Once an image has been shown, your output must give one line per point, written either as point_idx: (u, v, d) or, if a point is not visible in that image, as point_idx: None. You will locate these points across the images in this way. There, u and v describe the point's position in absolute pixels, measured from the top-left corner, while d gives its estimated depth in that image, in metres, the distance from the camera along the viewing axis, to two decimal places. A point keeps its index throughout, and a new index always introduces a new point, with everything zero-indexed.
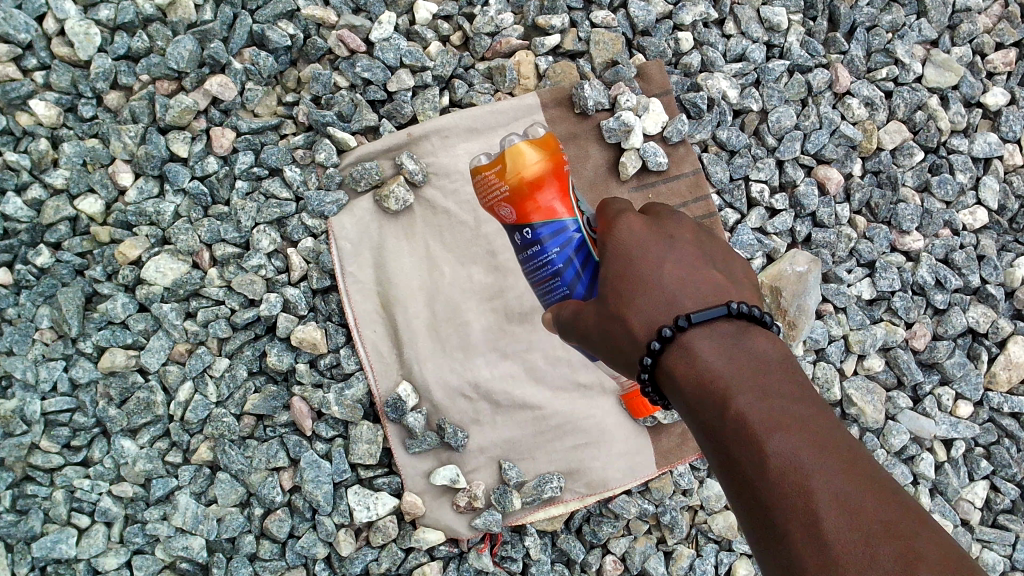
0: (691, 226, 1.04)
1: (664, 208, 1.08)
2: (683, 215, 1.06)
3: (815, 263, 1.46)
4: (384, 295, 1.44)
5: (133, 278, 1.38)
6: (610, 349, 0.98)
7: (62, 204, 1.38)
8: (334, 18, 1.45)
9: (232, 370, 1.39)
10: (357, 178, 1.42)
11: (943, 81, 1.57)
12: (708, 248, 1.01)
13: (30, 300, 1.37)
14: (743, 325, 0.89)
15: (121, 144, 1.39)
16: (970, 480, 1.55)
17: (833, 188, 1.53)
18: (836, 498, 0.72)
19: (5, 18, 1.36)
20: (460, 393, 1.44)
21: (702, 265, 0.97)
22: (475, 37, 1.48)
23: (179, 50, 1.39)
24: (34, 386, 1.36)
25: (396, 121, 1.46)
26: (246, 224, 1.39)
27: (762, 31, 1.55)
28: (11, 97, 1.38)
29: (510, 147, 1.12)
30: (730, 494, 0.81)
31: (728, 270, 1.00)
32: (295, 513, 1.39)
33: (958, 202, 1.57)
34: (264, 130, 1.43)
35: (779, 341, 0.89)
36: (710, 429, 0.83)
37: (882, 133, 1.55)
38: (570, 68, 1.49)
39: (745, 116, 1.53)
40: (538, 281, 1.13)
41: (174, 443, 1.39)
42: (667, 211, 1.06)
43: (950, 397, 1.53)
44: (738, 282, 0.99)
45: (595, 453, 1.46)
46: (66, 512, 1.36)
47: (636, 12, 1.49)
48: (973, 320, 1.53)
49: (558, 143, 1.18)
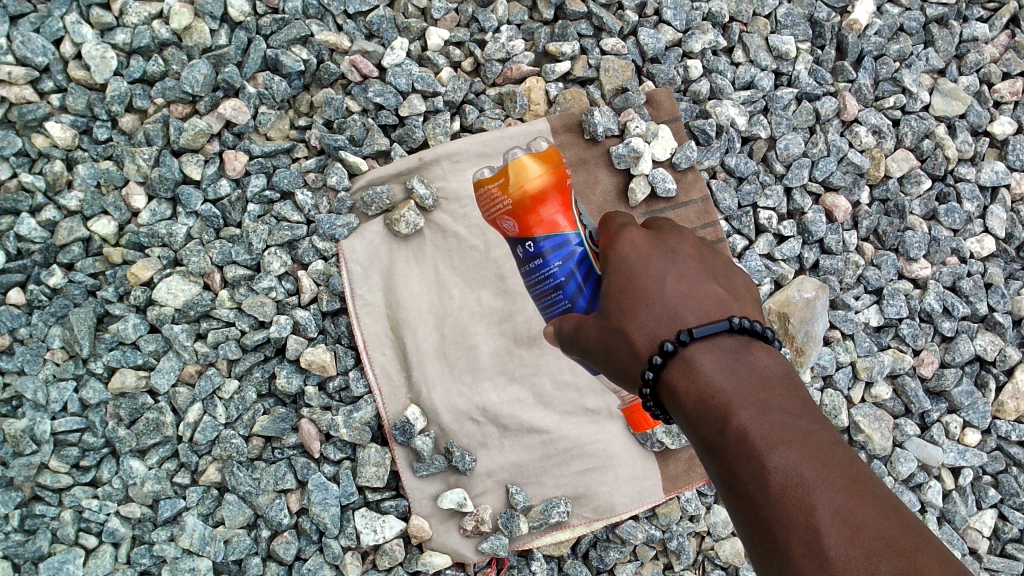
0: (693, 240, 1.04)
1: (667, 224, 1.09)
2: (685, 230, 1.06)
3: (823, 289, 1.47)
4: (393, 318, 1.45)
5: (145, 299, 1.39)
6: (610, 363, 0.99)
7: (75, 225, 1.39)
8: (347, 43, 1.46)
9: (241, 392, 1.40)
10: (368, 202, 1.44)
11: (949, 110, 1.59)
12: (709, 263, 1.02)
13: (42, 320, 1.38)
14: (745, 339, 0.89)
15: (135, 166, 1.40)
16: (978, 509, 1.54)
17: (841, 216, 1.53)
18: (838, 514, 0.73)
19: (23, 41, 1.39)
20: (468, 417, 1.44)
21: (704, 280, 0.97)
22: (486, 63, 1.49)
23: (194, 74, 1.40)
24: (45, 406, 1.37)
25: (407, 145, 1.47)
26: (257, 247, 1.40)
27: (770, 59, 1.56)
28: (28, 119, 1.40)
29: (514, 160, 1.12)
30: (730, 508, 0.82)
31: (729, 284, 1.01)
32: (302, 535, 1.39)
33: (966, 231, 1.57)
34: (277, 154, 1.44)
35: (780, 355, 0.90)
36: (711, 443, 0.83)
37: (890, 160, 1.56)
38: (580, 95, 1.51)
39: (754, 142, 1.54)
40: (539, 295, 1.14)
41: (183, 465, 1.39)
42: (669, 226, 1.07)
43: (958, 425, 1.53)
44: (740, 297, 0.99)
45: (602, 478, 1.46)
46: (74, 532, 1.36)
47: (645, 40, 1.51)
48: (981, 348, 1.54)
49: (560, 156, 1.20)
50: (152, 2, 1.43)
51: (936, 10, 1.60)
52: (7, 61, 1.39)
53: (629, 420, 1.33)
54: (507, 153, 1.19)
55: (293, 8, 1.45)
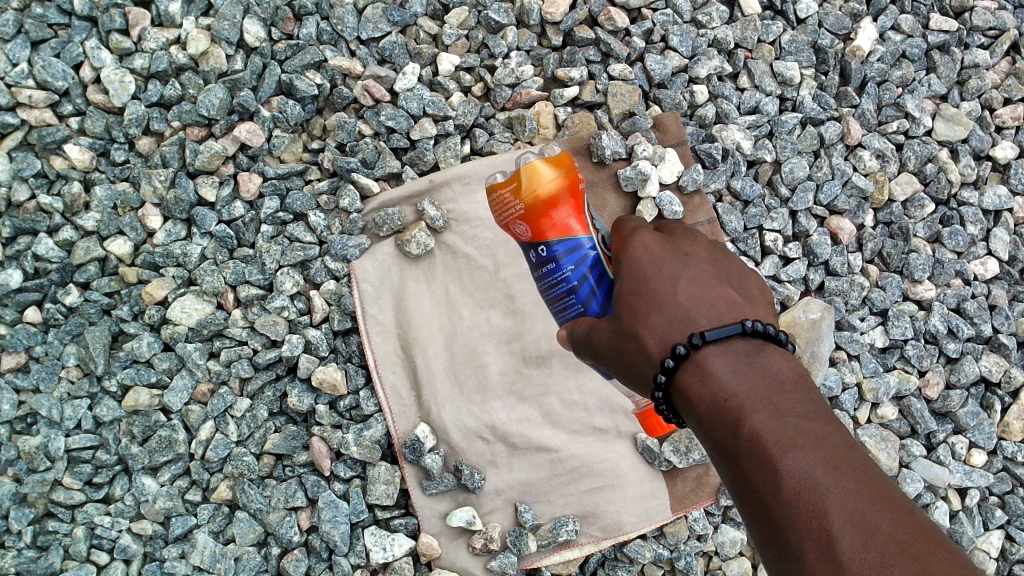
0: (705, 243, 1.06)
1: (679, 226, 1.10)
2: (698, 233, 1.08)
3: (829, 311, 1.49)
4: (404, 337, 1.47)
5: (159, 317, 1.41)
6: (623, 367, 1.00)
7: (93, 245, 1.42)
8: (359, 69, 1.49)
9: (253, 410, 1.41)
10: (379, 223, 1.46)
11: (952, 134, 1.61)
12: (722, 266, 1.03)
13: (58, 338, 1.41)
14: (758, 342, 0.91)
15: (151, 187, 1.43)
16: (985, 530, 1.54)
17: (845, 238, 1.56)
18: (852, 518, 0.75)
19: (44, 66, 1.42)
20: (477, 436, 1.45)
21: (717, 283, 0.99)
22: (495, 88, 1.52)
23: (210, 98, 1.43)
24: (59, 423, 1.39)
25: (418, 168, 1.50)
26: (270, 267, 1.42)
27: (775, 85, 1.59)
28: (47, 141, 1.43)
29: (526, 165, 1.15)
30: (744, 511, 0.84)
31: (743, 288, 1.02)
32: (312, 553, 1.40)
33: (970, 253, 1.59)
34: (291, 176, 1.46)
35: (793, 358, 0.91)
36: (724, 446, 0.85)
37: (894, 184, 1.58)
38: (588, 119, 1.53)
39: (759, 166, 1.57)
40: (553, 299, 1.15)
41: (194, 482, 1.40)
42: (681, 229, 1.08)
43: (964, 446, 1.54)
44: (753, 300, 1.01)
45: (610, 496, 1.46)
46: (86, 549, 1.38)
47: (652, 65, 1.54)
48: (985, 369, 1.55)
49: (573, 162, 1.22)
50: (170, 28, 1.46)
51: (938, 38, 1.63)
52: (28, 85, 1.42)
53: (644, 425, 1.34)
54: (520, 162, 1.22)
55: (308, 34, 1.48)
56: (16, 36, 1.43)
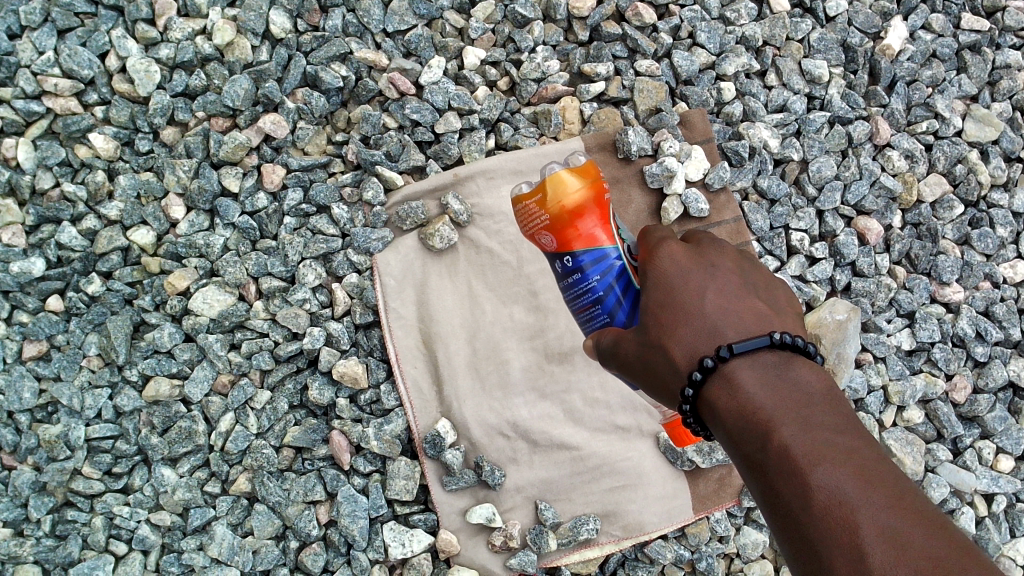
0: (733, 253, 1.04)
1: (705, 235, 1.09)
2: (726, 243, 1.06)
3: (855, 311, 1.45)
4: (426, 331, 1.46)
5: (181, 308, 1.41)
6: (649, 378, 0.99)
7: (115, 234, 1.41)
8: (385, 61, 1.48)
9: (273, 403, 1.40)
10: (403, 216, 1.44)
11: (982, 136, 1.59)
12: (749, 277, 1.01)
13: (79, 327, 1.40)
14: (786, 355, 0.89)
15: (175, 177, 1.43)
16: (1011, 536, 1.53)
17: (872, 239, 1.54)
18: (883, 533, 0.73)
19: (70, 55, 1.42)
20: (499, 432, 1.44)
21: (745, 294, 0.98)
22: (521, 82, 1.51)
23: (236, 88, 1.43)
24: (79, 413, 1.39)
25: (442, 162, 1.49)
26: (293, 259, 1.42)
27: (804, 83, 1.57)
28: (72, 130, 1.43)
29: (551, 176, 1.14)
30: (774, 525, 0.82)
31: (771, 299, 1.01)
32: (330, 547, 1.39)
33: (998, 255, 1.58)
34: (314, 167, 1.46)
35: (823, 370, 0.89)
36: (753, 460, 0.83)
37: (923, 185, 1.57)
38: (614, 115, 1.53)
39: (786, 165, 1.55)
40: (579, 309, 1.14)
41: (214, 474, 1.39)
42: (708, 239, 1.06)
43: (991, 451, 1.52)
44: (782, 312, 0.99)
45: (632, 496, 1.45)
46: (104, 539, 1.37)
47: (679, 62, 1.53)
48: (1014, 373, 1.54)
49: (599, 172, 1.19)
50: (196, 18, 1.46)
51: (968, 37, 1.62)
52: (54, 73, 1.43)
53: (669, 435, 1.35)
54: (544, 169, 1.20)
55: (334, 26, 1.47)
56: (44, 24, 1.44)
